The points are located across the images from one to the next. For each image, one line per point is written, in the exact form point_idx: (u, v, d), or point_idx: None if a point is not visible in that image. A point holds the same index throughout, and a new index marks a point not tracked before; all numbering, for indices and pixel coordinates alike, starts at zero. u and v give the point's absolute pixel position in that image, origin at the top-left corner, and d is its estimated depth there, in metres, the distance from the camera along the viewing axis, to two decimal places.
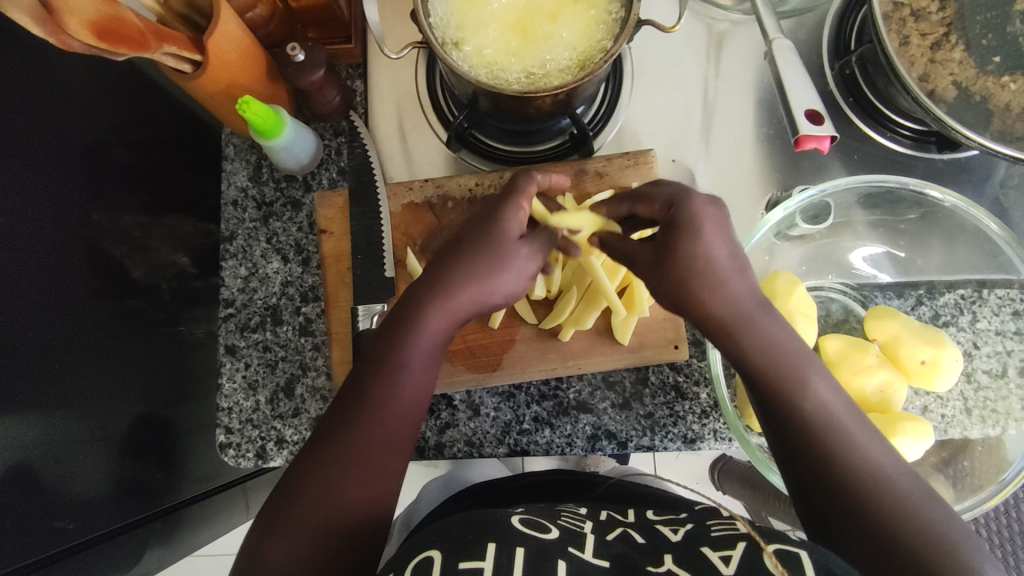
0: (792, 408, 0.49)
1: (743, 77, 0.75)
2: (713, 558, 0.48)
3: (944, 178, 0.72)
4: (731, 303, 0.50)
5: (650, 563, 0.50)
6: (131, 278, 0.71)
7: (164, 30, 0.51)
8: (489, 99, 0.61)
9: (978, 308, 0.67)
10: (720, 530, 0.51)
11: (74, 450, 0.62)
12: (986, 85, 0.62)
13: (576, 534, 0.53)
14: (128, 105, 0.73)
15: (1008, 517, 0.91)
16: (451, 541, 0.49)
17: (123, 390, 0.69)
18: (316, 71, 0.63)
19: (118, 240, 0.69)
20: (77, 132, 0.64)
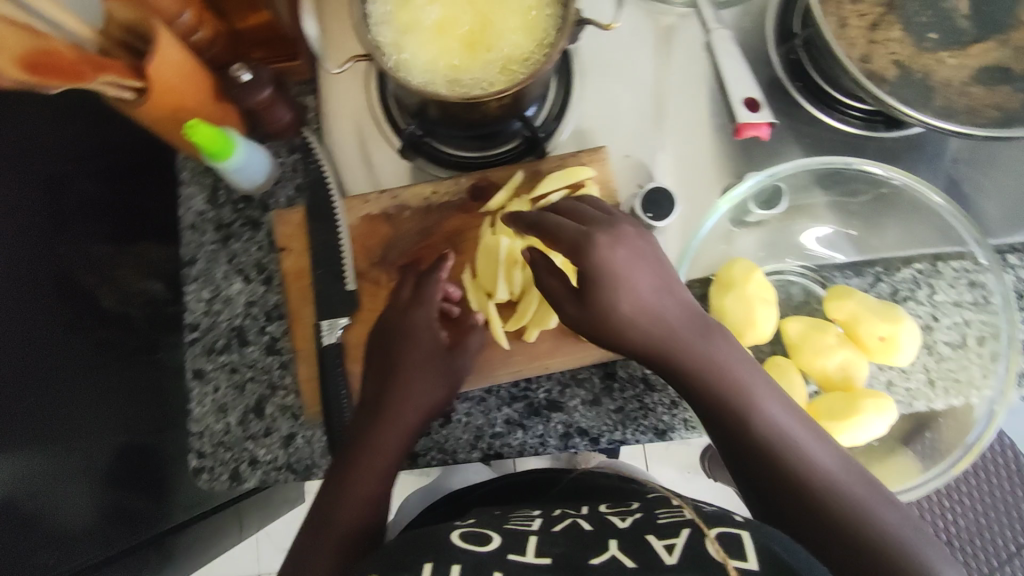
0: (742, 422, 0.52)
1: (693, 68, 0.75)
2: (658, 547, 0.48)
3: (897, 156, 0.73)
4: (659, 316, 0.56)
5: (593, 554, 0.49)
6: (103, 307, 0.70)
7: (104, 59, 0.50)
8: (437, 107, 0.61)
9: (934, 281, 0.69)
10: (668, 518, 0.51)
11: (49, 486, 0.61)
12: (925, 61, 0.63)
13: (518, 539, 0.51)
14: (91, 135, 0.72)
15: (988, 485, 0.92)
16: (388, 563, 0.48)
17: (101, 422, 0.69)
18: (263, 90, 0.63)
19: (89, 271, 0.69)
20: (37, 165, 0.64)
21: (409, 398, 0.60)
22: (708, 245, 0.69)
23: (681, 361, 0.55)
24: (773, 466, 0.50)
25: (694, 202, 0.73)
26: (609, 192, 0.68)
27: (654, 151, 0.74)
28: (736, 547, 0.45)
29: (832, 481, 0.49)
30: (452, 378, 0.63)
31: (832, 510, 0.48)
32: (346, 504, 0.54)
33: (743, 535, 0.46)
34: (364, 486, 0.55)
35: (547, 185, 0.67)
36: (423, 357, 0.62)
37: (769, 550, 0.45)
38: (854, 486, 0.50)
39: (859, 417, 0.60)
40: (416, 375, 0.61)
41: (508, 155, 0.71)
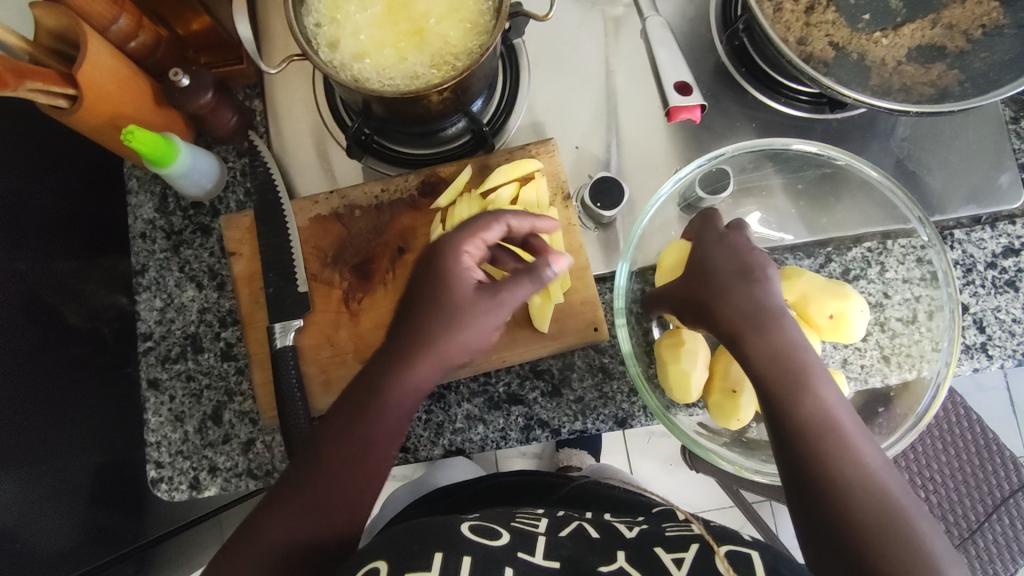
0: (793, 404, 0.51)
1: (639, 58, 0.76)
2: (666, 560, 0.50)
3: (844, 137, 0.74)
4: (753, 299, 0.55)
5: (602, 563, 0.51)
6: (68, 323, 0.69)
7: (29, 67, 0.50)
8: (380, 104, 0.61)
9: (884, 259, 0.70)
10: (675, 531, 0.54)
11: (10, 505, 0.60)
12: (861, 42, 0.64)
13: (526, 538, 0.53)
14: (45, 150, 0.72)
15: (957, 460, 0.93)
16: (397, 552, 0.49)
17: (69, 440, 0.68)
18: (203, 94, 0.63)
19: (53, 287, 0.68)
20: None
21: (426, 363, 0.54)
22: (657, 231, 0.70)
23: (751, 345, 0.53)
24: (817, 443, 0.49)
25: (646, 190, 0.73)
26: (558, 183, 0.69)
27: (603, 141, 0.74)
28: (745, 564, 0.47)
29: (871, 472, 0.48)
30: (484, 341, 0.56)
31: (843, 498, 0.46)
32: (305, 507, 0.51)
33: (752, 553, 0.48)
34: (346, 475, 0.52)
35: (495, 179, 0.67)
36: (470, 320, 0.54)
37: (774, 567, 0.47)
38: (893, 480, 0.48)
39: None
40: (446, 337, 0.54)
41: (457, 151, 0.71)
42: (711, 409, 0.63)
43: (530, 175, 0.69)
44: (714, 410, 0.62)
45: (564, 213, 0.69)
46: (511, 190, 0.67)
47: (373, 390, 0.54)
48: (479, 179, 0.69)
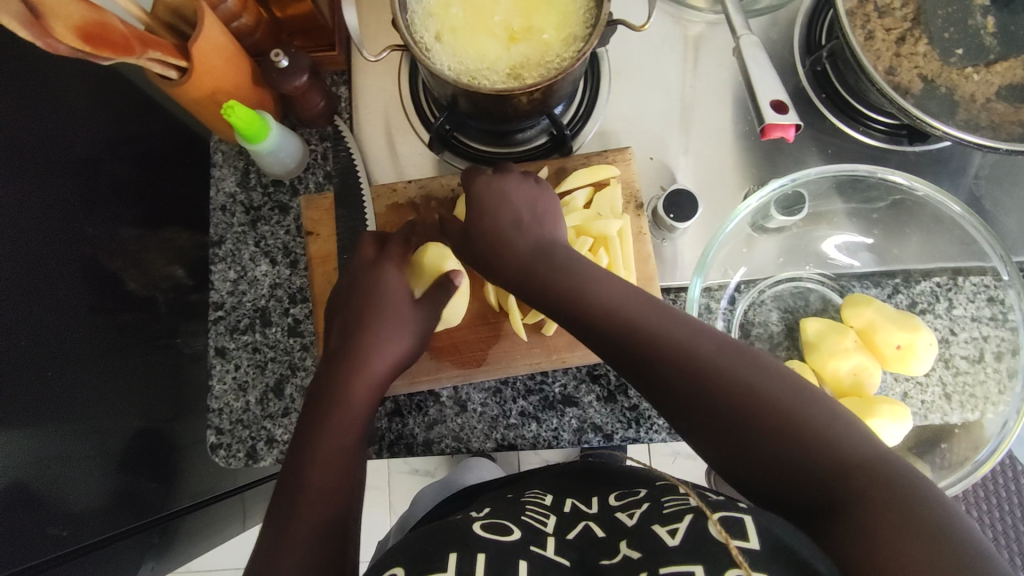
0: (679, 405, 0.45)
1: (719, 76, 0.77)
2: (662, 534, 0.44)
3: (920, 170, 0.74)
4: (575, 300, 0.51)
5: (606, 557, 0.46)
6: (128, 290, 0.72)
7: (151, 38, 0.52)
8: (468, 100, 0.63)
9: (953, 295, 0.69)
10: (673, 505, 0.47)
11: (72, 460, 0.62)
12: (950, 76, 0.63)
13: (536, 534, 0.50)
14: (123, 121, 0.75)
15: (999, 506, 0.93)
16: (413, 556, 0.47)
17: (122, 402, 0.70)
18: (299, 76, 0.65)
19: (115, 253, 0.71)
20: (73, 147, 0.66)
21: (379, 353, 0.58)
22: (728, 247, 0.71)
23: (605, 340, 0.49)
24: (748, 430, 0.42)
25: (714, 205, 0.74)
26: (631, 191, 0.70)
27: (678, 154, 0.75)
28: (737, 530, 0.41)
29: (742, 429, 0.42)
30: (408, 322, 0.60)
31: (800, 472, 0.40)
32: (314, 491, 0.49)
33: (745, 517, 0.42)
34: (331, 459, 0.51)
35: (573, 181, 0.68)
36: (372, 307, 0.59)
37: (771, 533, 0.40)
38: (786, 428, 0.41)
39: (873, 420, 0.60)
40: (394, 330, 0.59)
41: (533, 153, 0.73)
42: None
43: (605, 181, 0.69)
44: None
45: (635, 222, 0.70)
46: (585, 194, 0.69)
47: (322, 391, 0.56)
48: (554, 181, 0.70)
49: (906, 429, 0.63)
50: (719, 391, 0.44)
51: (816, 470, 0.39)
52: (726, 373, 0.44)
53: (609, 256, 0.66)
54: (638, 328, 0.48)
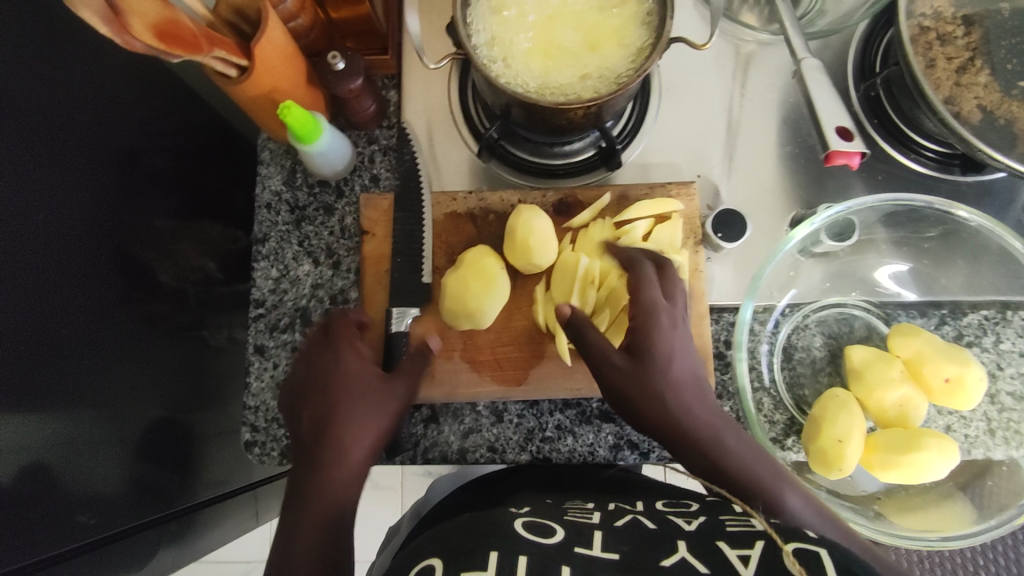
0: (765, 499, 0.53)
1: (768, 97, 0.76)
2: (730, 556, 0.42)
3: (969, 201, 0.73)
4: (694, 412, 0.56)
5: (662, 554, 0.44)
6: (158, 281, 0.72)
7: (215, 35, 0.53)
8: (522, 110, 0.62)
9: (1001, 329, 0.68)
10: (737, 526, 0.46)
11: (97, 449, 0.62)
12: (1011, 109, 0.63)
13: (582, 532, 0.47)
14: (162, 113, 0.75)
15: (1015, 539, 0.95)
16: (451, 549, 0.45)
17: (146, 391, 0.70)
18: (354, 79, 0.65)
19: (149, 244, 0.71)
20: (113, 137, 0.66)
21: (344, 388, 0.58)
22: (775, 271, 0.70)
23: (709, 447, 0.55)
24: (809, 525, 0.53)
25: (760, 226, 0.73)
26: (692, 227, 0.69)
27: (725, 173, 0.74)
28: (812, 561, 0.40)
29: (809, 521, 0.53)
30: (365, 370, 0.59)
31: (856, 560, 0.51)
32: (310, 521, 0.52)
33: (822, 552, 0.41)
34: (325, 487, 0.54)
35: (636, 211, 0.67)
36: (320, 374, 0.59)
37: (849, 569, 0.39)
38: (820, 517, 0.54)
39: (918, 453, 0.59)
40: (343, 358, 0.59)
41: (578, 167, 0.73)
42: (811, 458, 0.62)
43: (667, 215, 0.69)
44: (816, 456, 0.61)
45: (692, 257, 0.69)
46: (646, 225, 0.68)
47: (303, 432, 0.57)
48: (615, 208, 0.69)
49: (952, 465, 0.61)
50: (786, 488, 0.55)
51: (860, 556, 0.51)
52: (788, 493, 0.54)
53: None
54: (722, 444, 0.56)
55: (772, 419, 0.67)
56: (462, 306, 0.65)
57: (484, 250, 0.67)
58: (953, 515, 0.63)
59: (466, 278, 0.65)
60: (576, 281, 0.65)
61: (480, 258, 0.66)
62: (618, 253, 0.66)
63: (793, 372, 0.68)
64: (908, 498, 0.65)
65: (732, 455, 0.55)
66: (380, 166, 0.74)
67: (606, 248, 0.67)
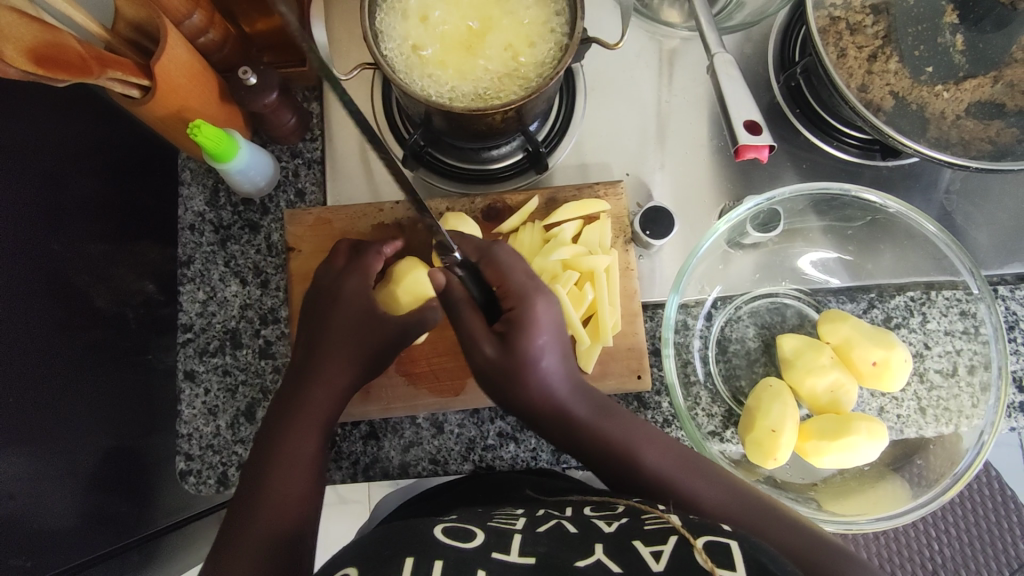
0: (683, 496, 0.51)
1: (694, 92, 0.76)
2: (644, 554, 0.42)
3: (893, 185, 0.74)
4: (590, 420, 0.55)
5: (578, 556, 0.42)
6: (97, 306, 0.69)
7: (110, 56, 0.50)
8: (442, 118, 0.62)
9: (927, 309, 0.69)
10: (653, 522, 0.45)
11: (25, 487, 0.58)
12: (921, 94, 0.64)
13: (502, 536, 0.45)
14: (83, 131, 0.72)
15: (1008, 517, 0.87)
16: (367, 559, 0.42)
17: (84, 422, 0.66)
18: (268, 93, 0.64)
19: (80, 269, 0.68)
20: (26, 160, 0.63)
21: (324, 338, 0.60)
22: (706, 264, 0.71)
23: (610, 450, 0.54)
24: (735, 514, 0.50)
25: (690, 221, 0.73)
26: (622, 226, 0.69)
27: (655, 169, 0.74)
28: (722, 556, 0.40)
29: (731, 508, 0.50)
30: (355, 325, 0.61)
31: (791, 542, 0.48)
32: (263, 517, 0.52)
33: (730, 545, 0.41)
34: (283, 483, 0.54)
35: (561, 214, 0.67)
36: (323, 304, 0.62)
37: (755, 558, 0.40)
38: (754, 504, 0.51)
39: (850, 437, 0.60)
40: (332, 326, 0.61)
41: (510, 169, 0.73)
42: (748, 449, 0.62)
43: (595, 215, 0.69)
44: (751, 447, 0.62)
45: (623, 256, 0.68)
46: (574, 227, 0.68)
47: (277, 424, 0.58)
48: (545, 210, 0.69)
49: (882, 447, 0.62)
50: (710, 478, 0.53)
51: (795, 536, 0.48)
52: (702, 484, 0.52)
53: (595, 291, 0.65)
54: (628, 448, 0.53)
55: (710, 412, 0.67)
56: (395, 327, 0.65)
57: (413, 262, 0.65)
58: (886, 494, 0.65)
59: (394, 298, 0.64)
60: None
61: (408, 271, 0.64)
62: (547, 257, 0.65)
63: (728, 364, 0.69)
64: (844, 483, 0.66)
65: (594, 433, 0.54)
66: (306, 180, 0.72)
67: (536, 251, 0.67)
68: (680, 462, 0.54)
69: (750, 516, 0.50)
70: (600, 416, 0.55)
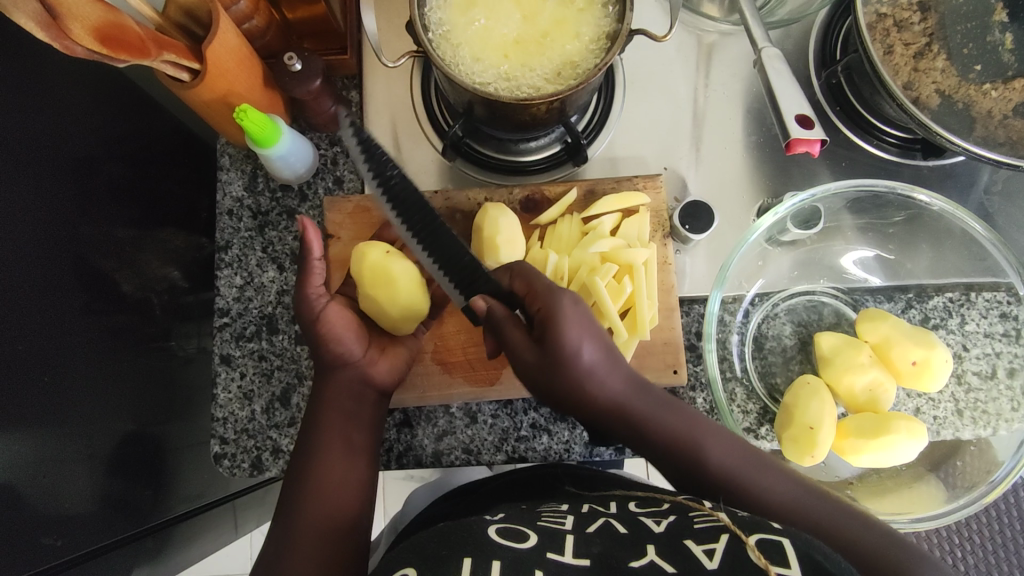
0: (744, 489, 0.51)
1: (733, 87, 0.76)
2: (697, 552, 0.41)
3: (931, 184, 0.74)
4: (640, 412, 0.55)
5: (631, 557, 0.42)
6: (121, 292, 0.69)
7: (164, 38, 0.51)
8: (484, 107, 0.61)
9: (966, 310, 0.68)
10: (703, 520, 0.44)
11: (64, 467, 0.58)
12: (968, 92, 0.63)
13: (555, 536, 0.45)
14: (119, 116, 0.72)
15: None
16: (425, 556, 0.43)
17: (114, 405, 0.66)
18: (313, 81, 0.64)
19: (109, 254, 0.67)
20: (67, 143, 0.63)
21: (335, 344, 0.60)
22: (745, 261, 0.71)
23: (662, 445, 0.53)
24: (794, 514, 0.49)
25: (725, 217, 0.73)
26: (660, 220, 0.69)
27: (692, 164, 0.74)
28: (775, 553, 0.39)
29: (794, 504, 0.49)
30: (347, 327, 0.61)
31: (851, 539, 0.47)
32: (312, 520, 0.53)
33: (782, 540, 0.40)
34: (329, 492, 0.55)
35: (599, 207, 0.67)
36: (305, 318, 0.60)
37: (810, 557, 0.39)
38: (813, 496, 0.50)
39: (889, 436, 0.59)
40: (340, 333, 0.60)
41: (547, 161, 0.72)
42: (784, 445, 0.62)
43: (634, 208, 0.69)
44: (788, 444, 0.62)
45: (661, 250, 0.68)
46: (613, 220, 0.68)
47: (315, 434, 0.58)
48: (584, 203, 0.69)
49: (921, 446, 0.62)
50: (771, 470, 0.52)
51: (851, 531, 0.47)
52: (759, 478, 0.51)
53: (634, 284, 0.64)
54: (681, 441, 0.53)
55: (746, 408, 0.67)
56: (395, 311, 0.62)
57: (361, 251, 0.63)
58: (921, 495, 0.65)
59: (376, 294, 0.62)
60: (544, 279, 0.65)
61: (373, 256, 0.63)
62: (586, 249, 0.65)
63: (765, 361, 0.69)
64: (880, 482, 0.66)
65: (650, 430, 0.54)
66: (344, 168, 0.73)
67: (575, 243, 0.67)
68: (738, 453, 0.53)
69: (808, 513, 0.49)
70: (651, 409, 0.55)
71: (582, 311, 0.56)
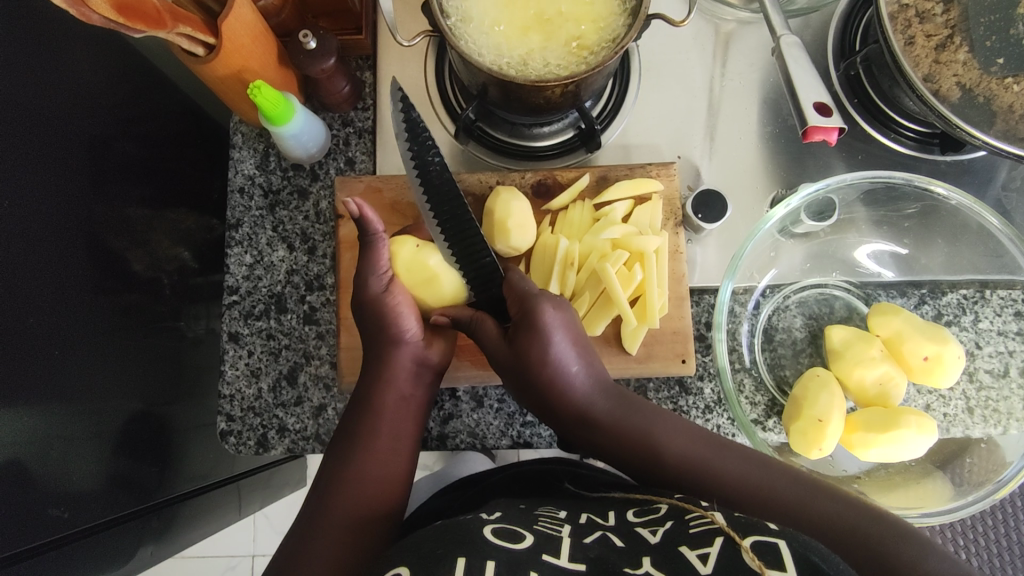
0: (714, 479, 0.51)
1: (749, 77, 0.75)
2: (692, 558, 0.41)
3: (949, 179, 0.73)
4: (605, 413, 0.56)
5: (627, 563, 0.42)
6: (133, 270, 0.69)
7: (179, 11, 0.51)
8: (499, 89, 0.61)
9: (980, 308, 0.68)
10: (699, 524, 0.43)
11: (74, 442, 0.59)
12: (989, 86, 0.62)
13: (553, 542, 0.45)
14: (133, 94, 0.72)
15: None
16: (421, 556, 0.43)
17: (123, 382, 0.66)
18: (326, 59, 0.63)
19: (121, 232, 0.67)
20: (83, 119, 0.63)
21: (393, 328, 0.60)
22: (756, 252, 0.71)
23: (627, 446, 0.54)
24: (763, 500, 0.49)
25: (738, 207, 0.72)
26: (672, 208, 0.68)
27: (705, 154, 0.73)
28: (772, 557, 0.39)
29: (762, 491, 0.49)
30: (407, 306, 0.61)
31: (821, 521, 0.46)
32: (338, 512, 0.53)
33: (778, 543, 0.39)
34: (359, 483, 0.55)
35: (612, 194, 0.67)
36: (365, 297, 0.60)
37: (805, 558, 0.38)
38: (786, 480, 0.50)
39: (898, 430, 0.59)
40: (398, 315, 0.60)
41: (559, 147, 0.72)
42: (791, 438, 0.62)
43: (647, 195, 0.68)
44: (796, 436, 0.61)
45: (672, 238, 0.68)
46: (625, 207, 0.67)
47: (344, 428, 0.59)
48: (596, 189, 0.69)
49: (930, 442, 0.61)
50: (740, 458, 0.52)
51: (824, 512, 0.47)
52: (729, 468, 0.51)
53: (644, 272, 0.64)
54: (646, 441, 0.54)
55: (753, 400, 0.66)
56: (438, 304, 0.64)
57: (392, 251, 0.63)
58: (929, 492, 0.64)
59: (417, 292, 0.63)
60: (554, 263, 0.64)
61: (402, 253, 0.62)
62: (596, 235, 0.65)
63: (773, 353, 0.68)
64: (889, 478, 0.65)
65: (613, 433, 0.55)
66: (355, 149, 0.72)
67: (586, 229, 0.67)
68: (703, 445, 0.53)
69: (782, 501, 0.48)
70: (614, 411, 0.56)
71: (554, 316, 0.57)
